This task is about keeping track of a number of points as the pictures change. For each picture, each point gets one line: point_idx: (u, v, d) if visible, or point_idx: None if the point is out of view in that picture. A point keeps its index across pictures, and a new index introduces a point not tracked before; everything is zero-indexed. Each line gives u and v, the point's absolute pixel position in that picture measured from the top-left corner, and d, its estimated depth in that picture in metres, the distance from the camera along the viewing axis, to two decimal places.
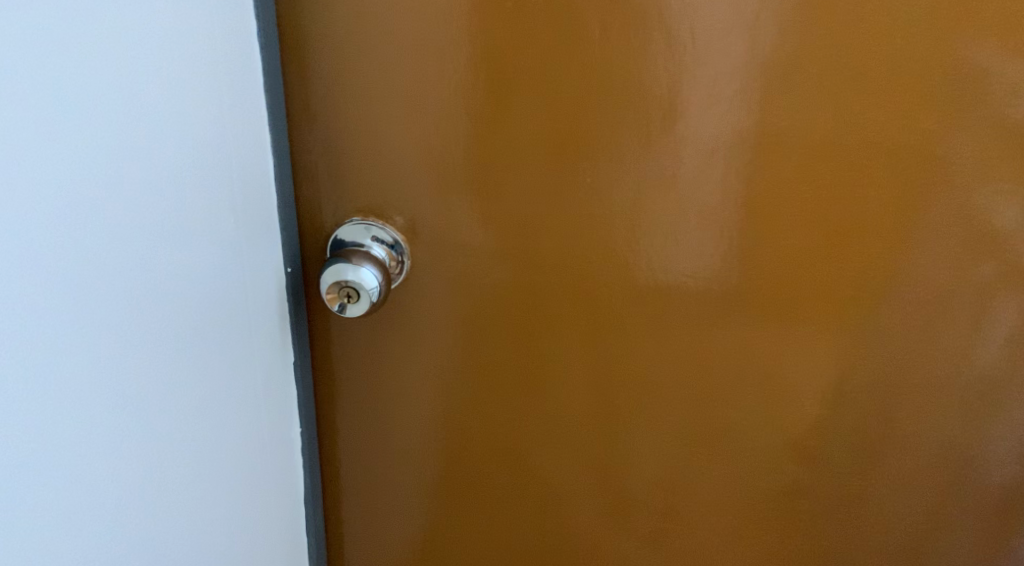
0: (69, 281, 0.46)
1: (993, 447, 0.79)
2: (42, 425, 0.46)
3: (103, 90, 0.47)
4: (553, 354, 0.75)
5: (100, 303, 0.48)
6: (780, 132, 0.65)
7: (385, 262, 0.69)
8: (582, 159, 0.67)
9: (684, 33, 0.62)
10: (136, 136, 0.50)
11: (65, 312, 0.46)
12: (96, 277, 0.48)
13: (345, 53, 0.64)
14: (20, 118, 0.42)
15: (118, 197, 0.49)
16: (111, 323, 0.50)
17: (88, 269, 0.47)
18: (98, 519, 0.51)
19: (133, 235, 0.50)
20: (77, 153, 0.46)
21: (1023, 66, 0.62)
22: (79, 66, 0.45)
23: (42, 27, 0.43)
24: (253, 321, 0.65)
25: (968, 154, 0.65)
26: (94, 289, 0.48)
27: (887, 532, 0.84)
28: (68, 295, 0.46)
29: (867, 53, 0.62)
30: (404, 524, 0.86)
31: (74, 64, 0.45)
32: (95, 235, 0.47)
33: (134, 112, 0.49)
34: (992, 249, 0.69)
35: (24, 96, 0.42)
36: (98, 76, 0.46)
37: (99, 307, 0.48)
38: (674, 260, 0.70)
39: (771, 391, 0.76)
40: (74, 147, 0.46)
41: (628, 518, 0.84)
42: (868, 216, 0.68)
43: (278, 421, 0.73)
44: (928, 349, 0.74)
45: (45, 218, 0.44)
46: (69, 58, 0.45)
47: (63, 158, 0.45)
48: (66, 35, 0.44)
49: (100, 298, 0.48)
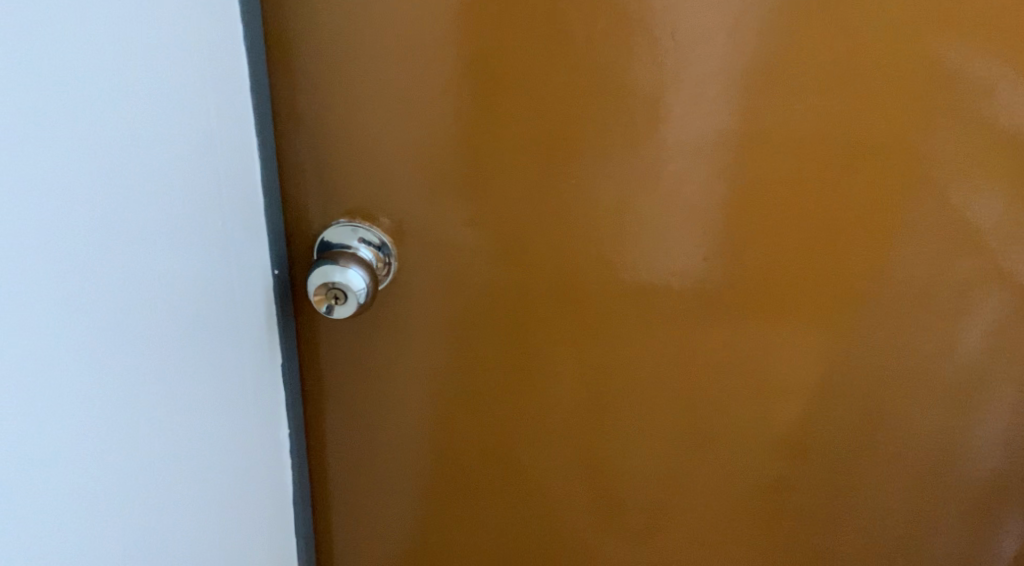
0: (64, 279, 0.47)
1: (973, 442, 0.80)
2: (38, 422, 0.47)
3: (96, 93, 0.48)
4: (540, 353, 0.76)
5: (92, 303, 0.49)
6: (761, 133, 0.66)
7: (372, 263, 0.70)
8: (565, 160, 0.67)
9: (666, 36, 0.63)
10: (127, 139, 0.51)
11: (61, 310, 0.47)
12: (88, 278, 0.49)
13: (330, 56, 0.64)
14: (21, 118, 0.44)
15: (110, 198, 0.50)
16: (103, 326, 0.50)
17: (81, 268, 0.48)
18: (90, 516, 0.52)
19: (124, 236, 0.51)
20: (73, 153, 0.47)
21: (995, 66, 0.63)
22: (67, 75, 0.46)
23: (31, 34, 0.44)
24: (242, 323, 0.66)
25: (944, 152, 0.66)
26: (86, 290, 0.49)
27: (870, 527, 0.85)
28: (63, 293, 0.47)
29: (845, 53, 0.63)
30: (393, 524, 0.86)
31: (71, 65, 0.46)
32: (88, 235, 0.48)
33: (124, 114, 0.50)
34: (969, 246, 0.70)
35: (24, 96, 0.44)
36: (91, 79, 0.48)
37: (91, 307, 0.49)
38: (658, 259, 0.71)
39: (757, 389, 0.77)
40: (71, 146, 0.47)
41: (616, 516, 0.85)
42: (847, 214, 0.69)
43: (267, 422, 0.74)
44: (909, 345, 0.75)
45: (44, 216, 0.46)
46: (65, 60, 0.46)
47: (51, 165, 0.46)
48: (62, 37, 0.46)
49: (90, 301, 0.49)
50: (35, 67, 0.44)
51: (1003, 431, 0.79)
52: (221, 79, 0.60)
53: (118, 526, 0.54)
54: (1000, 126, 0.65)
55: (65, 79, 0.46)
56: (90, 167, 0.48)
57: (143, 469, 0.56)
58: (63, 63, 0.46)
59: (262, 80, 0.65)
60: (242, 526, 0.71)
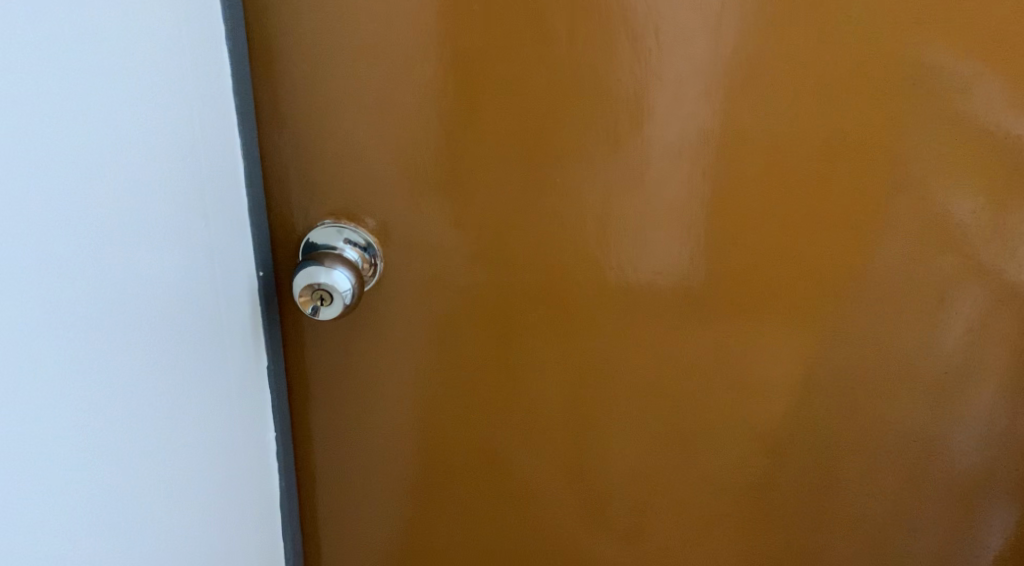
0: (57, 274, 0.48)
1: (955, 438, 0.80)
2: (31, 417, 0.47)
3: (87, 88, 0.48)
4: (526, 353, 0.76)
5: (82, 300, 0.49)
6: (744, 132, 0.66)
7: (357, 264, 0.70)
8: (549, 161, 0.68)
9: (649, 36, 0.63)
10: (113, 136, 0.51)
11: (53, 304, 0.47)
12: (78, 275, 0.49)
13: (313, 56, 0.64)
14: (19, 111, 0.44)
15: (98, 196, 0.50)
16: (85, 329, 0.50)
17: (72, 264, 0.48)
18: (81, 511, 0.51)
19: (111, 232, 0.51)
20: (65, 147, 0.47)
21: (973, 65, 0.64)
22: (59, 68, 0.46)
23: (30, 25, 0.44)
24: (227, 326, 0.66)
25: (924, 151, 0.67)
26: (75, 287, 0.49)
27: (854, 524, 0.85)
28: (54, 288, 0.47)
29: (826, 53, 0.64)
30: (380, 525, 0.86)
31: (66, 58, 0.47)
32: (79, 232, 0.49)
33: (110, 112, 0.50)
34: (951, 244, 0.71)
35: (22, 88, 0.44)
36: (83, 74, 0.48)
37: (81, 304, 0.49)
38: (641, 259, 0.72)
39: (741, 386, 0.78)
40: (64, 141, 0.47)
41: (603, 515, 0.85)
42: (829, 214, 0.69)
43: (252, 426, 0.74)
44: (892, 342, 0.75)
45: (38, 210, 0.46)
46: (62, 53, 0.46)
47: (33, 164, 0.45)
48: (58, 31, 0.46)
49: (74, 308, 0.49)
50: (19, 63, 0.44)
51: (986, 427, 0.80)
52: (204, 80, 0.60)
53: (107, 524, 0.54)
54: (979, 124, 0.66)
55: (45, 79, 0.45)
56: (73, 169, 0.48)
57: (131, 471, 0.55)
58: (43, 62, 0.45)
59: (244, 80, 0.64)
60: (230, 528, 0.71)
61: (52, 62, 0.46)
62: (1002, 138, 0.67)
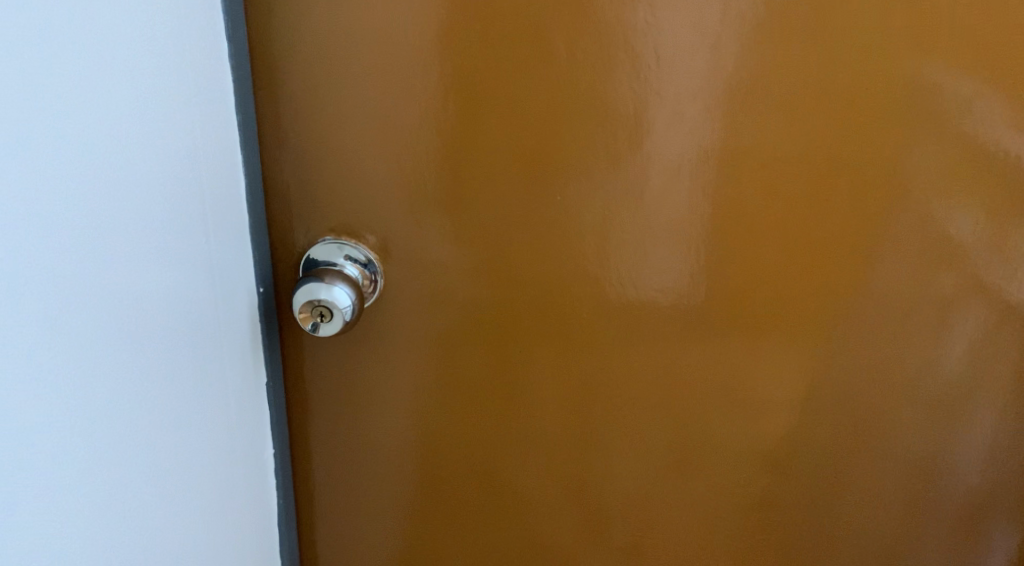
0: (56, 264, 0.47)
1: (959, 454, 0.80)
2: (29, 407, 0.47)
3: (91, 82, 0.49)
4: (526, 367, 0.76)
5: (74, 297, 0.49)
6: (745, 149, 0.66)
7: (357, 280, 0.69)
8: (549, 179, 0.68)
9: (649, 54, 0.64)
10: (109, 131, 0.50)
11: (47, 297, 0.47)
12: (70, 268, 0.48)
13: (314, 74, 0.65)
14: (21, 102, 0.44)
15: (89, 189, 0.49)
16: (73, 328, 0.49)
17: (66, 259, 0.48)
18: (60, 516, 0.50)
19: (100, 225, 0.50)
20: (63, 134, 0.47)
21: (972, 83, 0.64)
22: (61, 54, 0.46)
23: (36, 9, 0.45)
24: (226, 338, 0.66)
25: (924, 169, 0.67)
26: (65, 285, 0.48)
27: (859, 538, 0.84)
28: (51, 279, 0.47)
29: (824, 72, 0.64)
30: (380, 539, 0.85)
31: (73, 52, 0.47)
32: (76, 223, 0.48)
33: (107, 109, 0.50)
34: (953, 261, 0.71)
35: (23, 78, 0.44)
36: (83, 69, 0.48)
37: (74, 301, 0.49)
38: (643, 275, 0.71)
39: (742, 402, 0.77)
40: (63, 128, 0.47)
41: (603, 534, 0.85)
42: (831, 230, 0.69)
43: (250, 443, 0.73)
44: (894, 359, 0.75)
45: (35, 191, 0.46)
46: (67, 44, 0.47)
47: (33, 155, 0.45)
48: (61, 28, 0.46)
49: (70, 305, 0.49)
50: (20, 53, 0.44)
51: (988, 443, 0.79)
52: (206, 92, 0.60)
53: (104, 523, 0.53)
54: (979, 141, 0.66)
55: (45, 73, 0.46)
56: (73, 162, 0.48)
57: (133, 481, 0.56)
58: (43, 59, 0.45)
59: (246, 98, 0.65)
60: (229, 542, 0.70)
61: (58, 56, 0.46)
62: (999, 155, 0.67)
